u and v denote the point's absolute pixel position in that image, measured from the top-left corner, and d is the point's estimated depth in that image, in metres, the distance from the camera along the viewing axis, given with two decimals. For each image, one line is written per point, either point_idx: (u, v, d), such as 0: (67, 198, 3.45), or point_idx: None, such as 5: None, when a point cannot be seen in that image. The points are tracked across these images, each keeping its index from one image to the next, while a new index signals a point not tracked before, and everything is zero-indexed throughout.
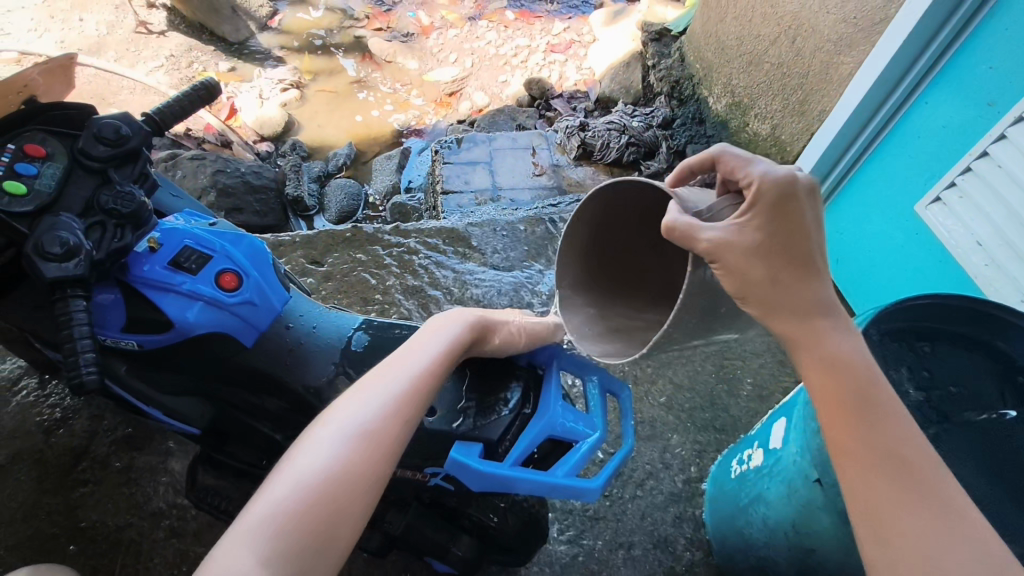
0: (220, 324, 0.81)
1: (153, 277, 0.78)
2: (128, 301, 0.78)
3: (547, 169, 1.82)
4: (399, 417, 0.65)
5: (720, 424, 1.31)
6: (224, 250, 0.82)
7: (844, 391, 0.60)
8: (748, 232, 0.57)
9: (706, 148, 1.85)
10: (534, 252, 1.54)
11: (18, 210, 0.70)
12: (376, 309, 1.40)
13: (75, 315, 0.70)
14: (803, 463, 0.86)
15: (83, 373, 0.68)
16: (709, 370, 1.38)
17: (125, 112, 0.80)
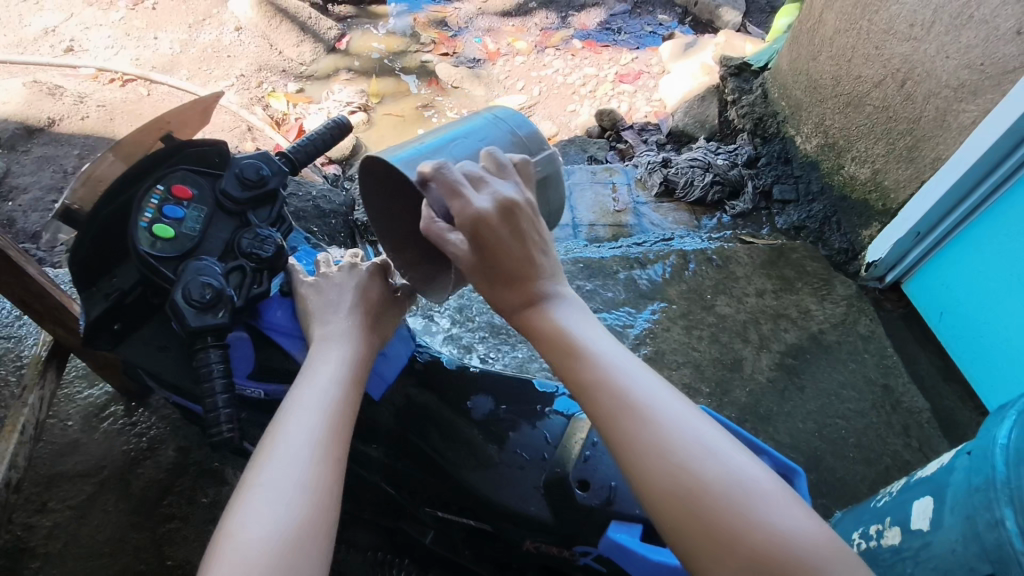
0: None
1: (284, 324, 0.76)
2: (258, 349, 0.75)
3: (627, 206, 1.77)
4: (334, 440, 0.62)
5: (827, 488, 1.22)
6: None
7: (570, 356, 0.62)
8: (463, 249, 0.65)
9: (794, 188, 1.79)
10: (622, 293, 1.49)
11: (166, 254, 0.69)
12: None
13: (212, 367, 0.67)
14: (964, 556, 0.78)
15: (222, 429, 0.66)
16: (812, 427, 1.30)
17: (264, 152, 0.78)
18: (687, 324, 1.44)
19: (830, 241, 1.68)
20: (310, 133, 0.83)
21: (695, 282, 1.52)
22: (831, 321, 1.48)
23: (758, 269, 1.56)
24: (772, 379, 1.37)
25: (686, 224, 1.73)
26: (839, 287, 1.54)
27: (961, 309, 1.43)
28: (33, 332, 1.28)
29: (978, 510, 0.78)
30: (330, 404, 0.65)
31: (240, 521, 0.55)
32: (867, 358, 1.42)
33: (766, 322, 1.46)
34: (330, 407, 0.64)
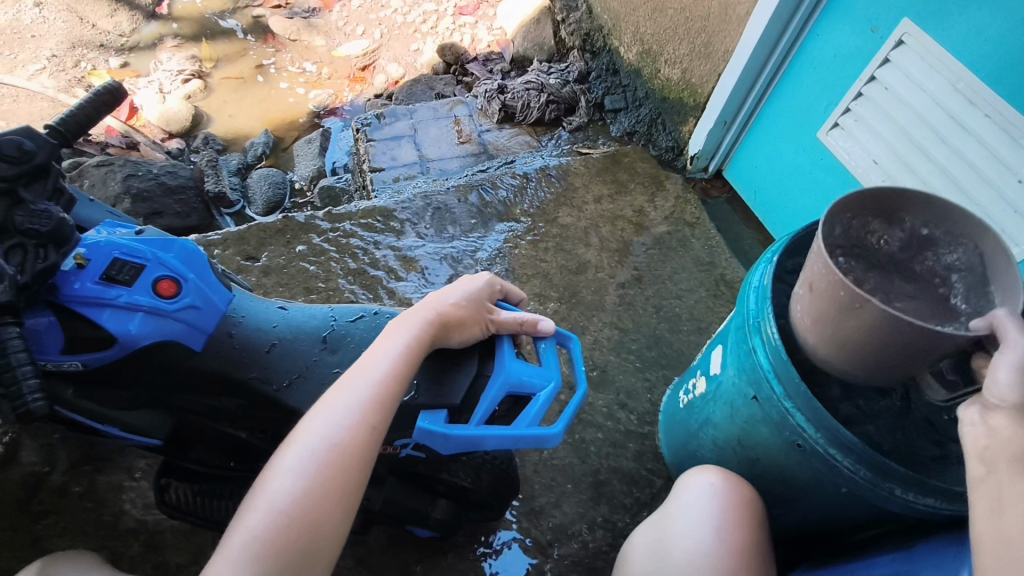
0: (165, 333, 0.78)
1: (86, 294, 0.76)
2: (65, 323, 0.76)
3: (472, 137, 1.84)
4: (368, 427, 0.69)
5: (666, 358, 1.40)
6: (157, 258, 0.79)
7: None
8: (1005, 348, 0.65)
9: (623, 97, 1.91)
10: (471, 220, 1.56)
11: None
12: (323, 297, 1.39)
13: (8, 344, 0.67)
14: (741, 383, 0.94)
15: (30, 400, 0.67)
16: (651, 310, 1.46)
17: (27, 125, 0.75)
18: (534, 239, 1.54)
19: (658, 142, 1.82)
20: (77, 101, 0.81)
21: (538, 199, 1.62)
22: (662, 215, 1.62)
23: (595, 178, 1.68)
24: (613, 275, 1.51)
25: (528, 146, 1.82)
26: (669, 183, 1.69)
27: (768, 186, 1.61)
28: None
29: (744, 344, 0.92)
30: (370, 393, 0.70)
31: (250, 514, 0.64)
32: (694, 244, 1.58)
33: (605, 226, 1.59)
34: (368, 401, 0.70)
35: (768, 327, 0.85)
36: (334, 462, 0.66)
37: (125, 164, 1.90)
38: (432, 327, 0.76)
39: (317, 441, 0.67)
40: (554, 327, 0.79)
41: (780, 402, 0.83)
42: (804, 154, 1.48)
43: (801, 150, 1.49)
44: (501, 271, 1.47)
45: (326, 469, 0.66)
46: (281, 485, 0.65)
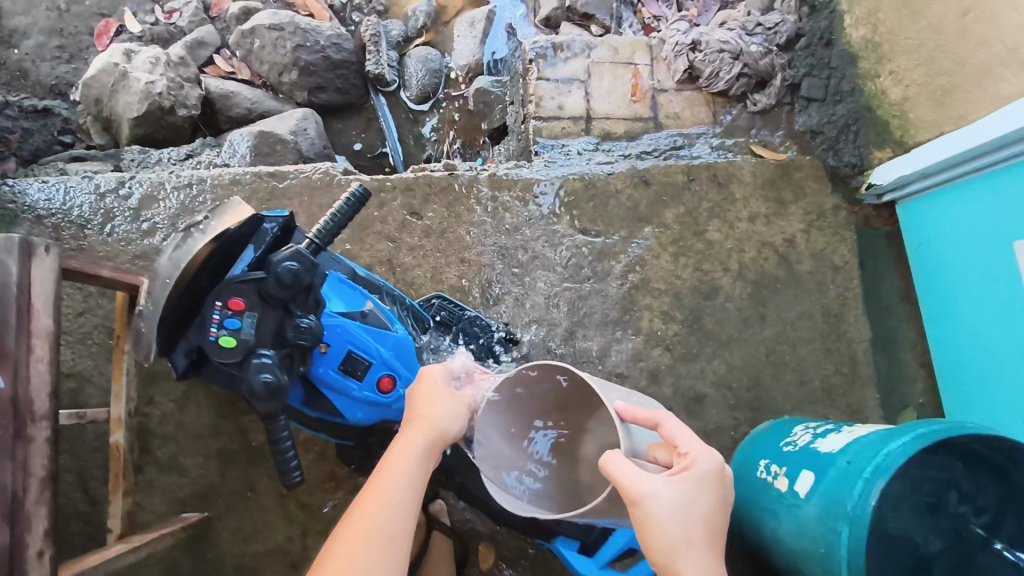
0: (379, 412, 1.01)
1: (328, 378, 0.97)
2: (310, 390, 0.99)
3: (645, 94, 1.72)
4: (415, 483, 0.85)
5: (757, 401, 1.56)
6: (380, 357, 0.99)
7: (696, 535, 0.83)
8: (671, 489, 0.84)
9: (824, 83, 1.70)
10: (621, 216, 1.58)
11: (231, 359, 0.88)
12: (473, 269, 1.53)
13: (280, 433, 0.91)
14: (813, 528, 1.13)
15: (292, 476, 0.91)
16: (762, 352, 1.57)
17: (296, 248, 0.88)
18: (676, 251, 1.58)
19: (841, 153, 1.67)
20: (334, 208, 0.90)
21: (694, 206, 1.60)
22: (811, 251, 1.61)
23: (758, 190, 1.61)
24: (740, 306, 1.58)
25: (700, 122, 1.71)
26: (832, 215, 1.62)
27: (943, 255, 1.53)
28: (101, 240, 1.48)
29: (830, 514, 1.08)
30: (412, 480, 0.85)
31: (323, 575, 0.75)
32: (831, 290, 1.60)
33: (749, 251, 1.59)
34: (411, 493, 0.84)
35: (856, 528, 1.02)
36: (395, 534, 0.79)
37: (294, 30, 1.90)
38: (443, 423, 0.92)
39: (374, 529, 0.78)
40: None
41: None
42: (991, 254, 1.36)
43: (989, 249, 1.37)
44: (637, 281, 1.56)
45: (386, 550, 0.77)
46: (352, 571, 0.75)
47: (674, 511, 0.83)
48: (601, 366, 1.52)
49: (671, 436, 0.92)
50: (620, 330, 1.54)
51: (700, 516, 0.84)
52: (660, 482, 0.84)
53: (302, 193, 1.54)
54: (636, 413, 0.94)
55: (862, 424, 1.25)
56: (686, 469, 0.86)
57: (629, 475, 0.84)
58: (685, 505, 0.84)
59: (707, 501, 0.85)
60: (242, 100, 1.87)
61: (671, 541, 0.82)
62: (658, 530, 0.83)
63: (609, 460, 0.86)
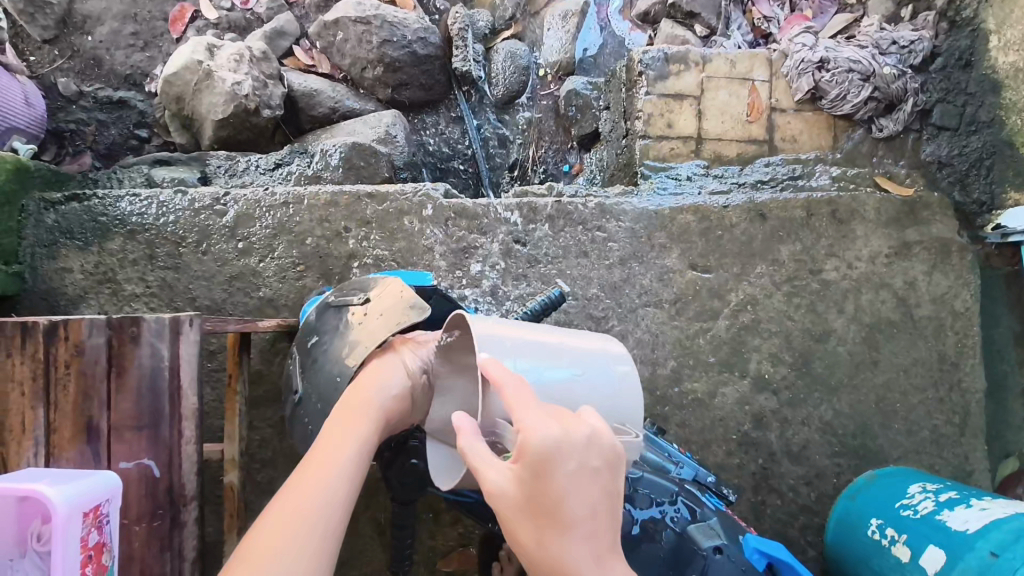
0: None
1: None
2: None
3: (762, 115, 1.61)
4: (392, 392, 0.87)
5: (862, 449, 1.48)
6: None
7: (545, 519, 0.63)
8: (511, 483, 0.64)
9: (960, 111, 1.57)
10: (734, 251, 1.48)
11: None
12: (576, 301, 1.45)
13: None
14: None
15: None
16: (871, 399, 1.48)
17: None
18: (790, 290, 1.49)
19: (971, 188, 1.56)
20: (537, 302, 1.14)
21: (811, 242, 1.50)
22: (932, 294, 1.51)
23: (880, 228, 1.51)
24: (852, 350, 1.49)
25: (819, 147, 1.62)
26: (957, 258, 1.51)
27: None
28: (196, 259, 1.43)
29: None
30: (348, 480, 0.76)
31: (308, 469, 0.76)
32: (949, 336, 1.50)
33: (867, 292, 1.50)
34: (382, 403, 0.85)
35: None
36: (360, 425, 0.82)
37: (382, 24, 1.79)
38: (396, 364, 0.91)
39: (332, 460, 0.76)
40: None
41: None
42: None
43: None
44: (747, 320, 1.47)
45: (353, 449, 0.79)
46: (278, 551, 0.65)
47: (517, 508, 0.64)
48: (706, 409, 1.45)
49: (511, 406, 0.66)
50: (727, 372, 1.46)
51: (561, 501, 0.62)
52: (498, 476, 0.66)
53: (403, 216, 1.45)
54: (487, 372, 0.70)
55: (993, 501, 1.18)
56: (524, 452, 0.63)
57: (482, 460, 0.67)
58: (534, 502, 0.63)
59: (564, 479, 0.62)
60: (325, 99, 1.78)
61: (530, 533, 0.64)
62: (510, 525, 0.65)
63: (461, 437, 0.69)
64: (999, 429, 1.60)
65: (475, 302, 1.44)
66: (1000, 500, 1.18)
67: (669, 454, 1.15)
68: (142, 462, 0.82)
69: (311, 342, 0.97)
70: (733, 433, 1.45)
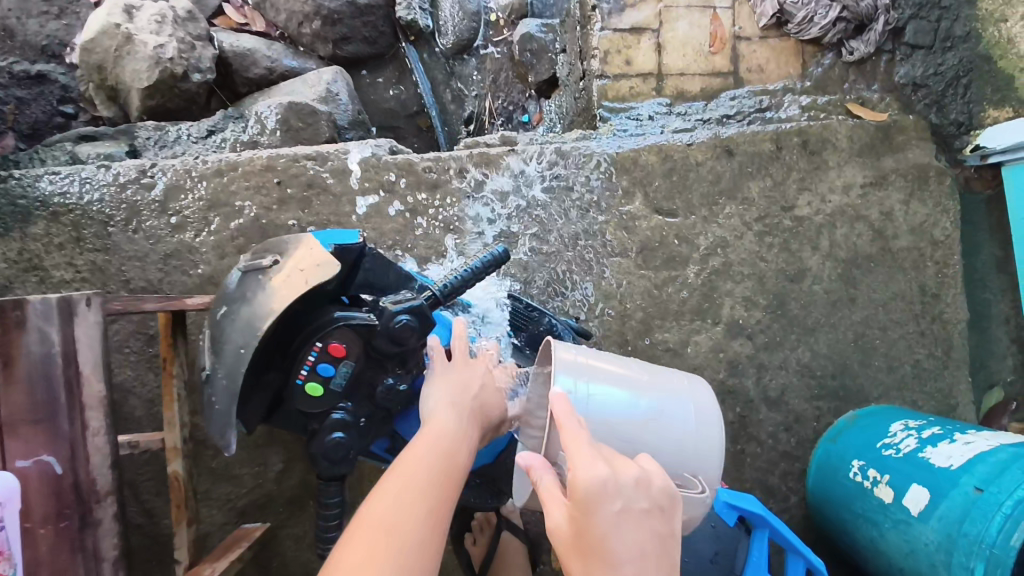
0: None
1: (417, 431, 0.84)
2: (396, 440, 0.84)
3: (725, 45, 1.51)
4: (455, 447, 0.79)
5: (843, 389, 1.43)
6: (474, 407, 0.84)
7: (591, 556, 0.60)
8: (565, 513, 0.63)
9: (935, 27, 1.47)
10: (701, 191, 1.40)
11: (317, 410, 0.74)
12: (536, 257, 1.37)
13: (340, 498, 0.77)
14: (934, 554, 1.03)
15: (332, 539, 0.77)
16: (850, 338, 1.43)
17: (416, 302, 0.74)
18: (761, 230, 1.41)
19: (948, 109, 1.48)
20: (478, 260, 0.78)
21: (782, 176, 1.41)
22: (910, 224, 1.44)
23: (854, 157, 1.43)
24: (828, 289, 1.42)
25: (786, 76, 1.52)
26: (935, 183, 1.44)
27: None
28: (127, 239, 1.33)
29: (961, 547, 0.98)
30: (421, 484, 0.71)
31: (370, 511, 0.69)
32: (928, 267, 1.44)
33: (842, 226, 1.42)
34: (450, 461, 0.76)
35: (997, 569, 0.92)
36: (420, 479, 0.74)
37: None
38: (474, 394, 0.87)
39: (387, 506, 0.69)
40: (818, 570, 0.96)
41: None
42: None
43: None
44: (718, 264, 1.40)
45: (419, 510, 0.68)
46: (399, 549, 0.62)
47: (568, 546, 0.62)
48: (679, 359, 1.38)
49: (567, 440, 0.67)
50: (699, 320, 1.39)
51: (612, 535, 0.60)
52: (557, 514, 0.64)
53: (346, 177, 1.35)
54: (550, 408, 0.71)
55: (978, 434, 1.13)
56: (572, 491, 0.62)
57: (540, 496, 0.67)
58: (578, 538, 0.61)
59: (611, 522, 0.61)
60: (260, 59, 1.65)
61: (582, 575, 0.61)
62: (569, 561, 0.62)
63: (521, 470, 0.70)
64: (982, 358, 1.55)
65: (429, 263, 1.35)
66: (986, 433, 1.13)
67: None
68: (41, 460, 0.78)
69: (222, 312, 0.80)
70: (708, 382, 1.39)
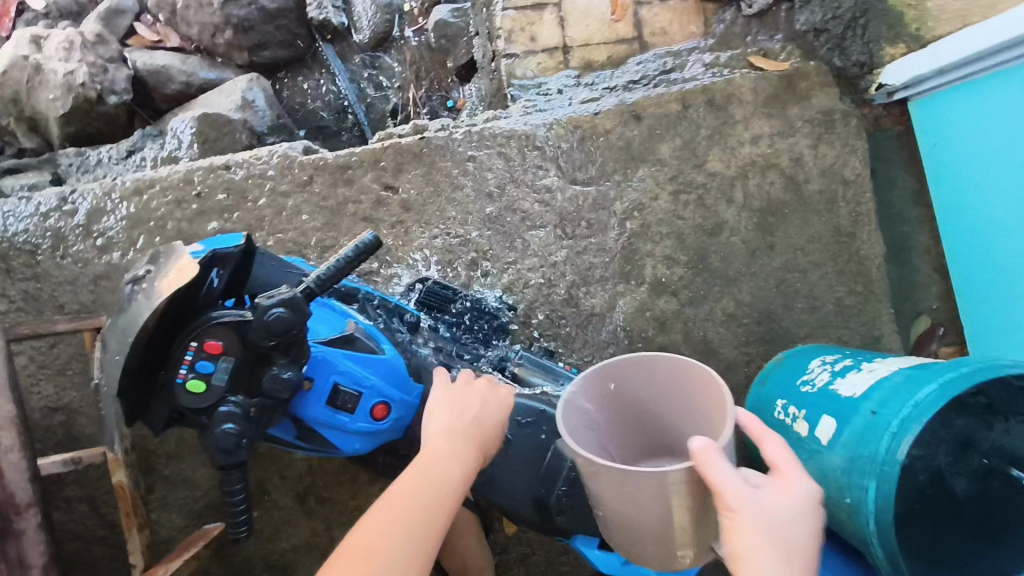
0: (376, 441, 0.90)
1: (318, 416, 0.85)
2: (300, 425, 0.86)
3: (627, 11, 1.53)
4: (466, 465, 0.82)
5: (770, 334, 1.48)
6: (372, 385, 0.87)
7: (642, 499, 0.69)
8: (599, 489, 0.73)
9: None
10: (613, 157, 1.43)
11: (203, 405, 0.75)
12: (458, 240, 1.40)
13: (240, 488, 0.79)
14: (840, 479, 1.08)
15: (237, 528, 0.80)
16: (772, 284, 1.48)
17: (292, 295, 0.75)
18: (676, 188, 1.44)
19: (849, 51, 1.51)
20: (345, 252, 0.81)
21: (692, 134, 1.45)
22: (820, 167, 1.47)
23: (760, 108, 1.46)
24: (746, 239, 1.46)
25: (690, 36, 1.55)
26: (841, 125, 1.47)
27: (955, 151, 1.43)
28: (55, 265, 1.36)
29: (859, 470, 1.03)
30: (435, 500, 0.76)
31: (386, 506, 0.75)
32: (842, 207, 1.48)
33: (754, 177, 1.46)
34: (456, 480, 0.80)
35: (886, 486, 0.97)
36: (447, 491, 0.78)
37: None
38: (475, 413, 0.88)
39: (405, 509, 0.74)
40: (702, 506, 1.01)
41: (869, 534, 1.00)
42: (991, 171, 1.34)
43: (983, 163, 1.35)
44: (636, 226, 1.44)
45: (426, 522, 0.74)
46: (378, 564, 0.69)
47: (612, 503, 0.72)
48: (607, 322, 1.43)
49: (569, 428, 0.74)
50: (623, 282, 1.43)
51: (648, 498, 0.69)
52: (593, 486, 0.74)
53: (265, 182, 1.39)
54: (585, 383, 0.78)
55: (883, 362, 1.18)
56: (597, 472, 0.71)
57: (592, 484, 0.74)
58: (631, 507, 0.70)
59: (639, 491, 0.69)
60: (176, 74, 1.67)
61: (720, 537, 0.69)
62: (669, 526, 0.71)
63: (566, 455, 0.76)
64: (906, 290, 1.60)
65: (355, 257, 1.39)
66: (890, 360, 1.18)
67: (551, 371, 1.14)
68: None
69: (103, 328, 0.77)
70: (638, 342, 1.44)
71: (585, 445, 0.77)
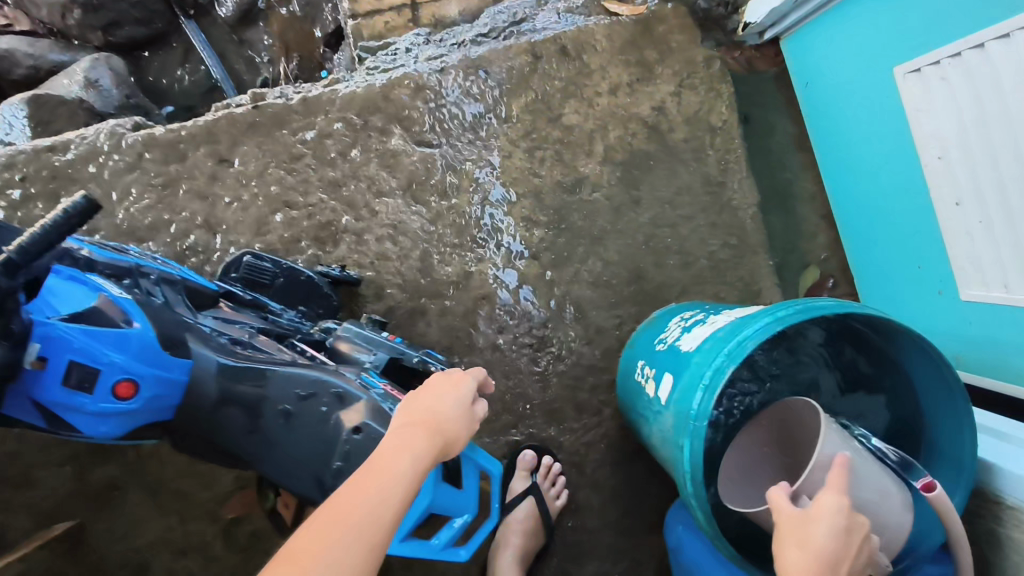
0: (131, 422, 0.84)
1: (53, 398, 0.79)
2: (38, 408, 0.80)
3: None
4: (413, 465, 0.74)
5: (641, 293, 1.40)
6: (113, 361, 0.80)
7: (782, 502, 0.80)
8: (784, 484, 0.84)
9: None
10: (461, 116, 1.36)
11: None
12: (300, 212, 1.33)
13: None
14: (670, 439, 1.01)
15: None
16: (641, 241, 1.40)
17: None
18: (530, 145, 1.37)
19: None
20: (51, 216, 0.72)
21: (544, 85, 1.37)
22: (684, 114, 1.40)
23: (616, 55, 1.38)
24: (610, 195, 1.39)
25: None
26: (703, 68, 1.40)
27: (827, 86, 1.36)
28: None
29: (680, 427, 0.96)
30: (376, 508, 0.69)
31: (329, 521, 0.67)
32: (710, 156, 1.41)
33: (614, 128, 1.38)
34: (408, 486, 0.72)
35: (697, 443, 0.89)
36: (387, 503, 0.70)
37: None
38: (439, 409, 0.80)
39: (348, 518, 0.67)
40: (484, 468, 0.89)
41: (688, 495, 0.92)
42: (859, 101, 1.27)
43: (853, 94, 1.28)
44: (490, 187, 1.37)
45: (363, 536, 0.67)
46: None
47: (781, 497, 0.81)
48: (465, 290, 1.36)
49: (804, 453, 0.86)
50: (479, 247, 1.36)
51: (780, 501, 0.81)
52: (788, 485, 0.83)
53: (91, 163, 1.32)
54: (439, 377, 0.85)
55: (728, 312, 1.10)
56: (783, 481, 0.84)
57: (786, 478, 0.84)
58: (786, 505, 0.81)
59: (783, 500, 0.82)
60: (23, 58, 1.60)
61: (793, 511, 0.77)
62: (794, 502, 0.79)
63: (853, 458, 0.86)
64: (794, 240, 1.52)
65: (192, 236, 1.32)
66: (734, 310, 1.10)
67: (370, 342, 1.09)
68: None
69: None
70: (499, 308, 1.37)
71: (435, 411, 0.80)
